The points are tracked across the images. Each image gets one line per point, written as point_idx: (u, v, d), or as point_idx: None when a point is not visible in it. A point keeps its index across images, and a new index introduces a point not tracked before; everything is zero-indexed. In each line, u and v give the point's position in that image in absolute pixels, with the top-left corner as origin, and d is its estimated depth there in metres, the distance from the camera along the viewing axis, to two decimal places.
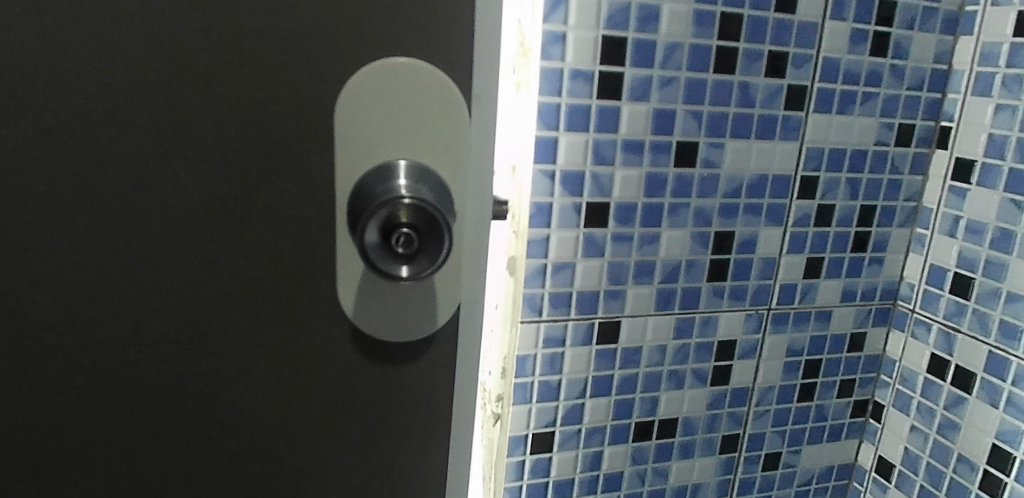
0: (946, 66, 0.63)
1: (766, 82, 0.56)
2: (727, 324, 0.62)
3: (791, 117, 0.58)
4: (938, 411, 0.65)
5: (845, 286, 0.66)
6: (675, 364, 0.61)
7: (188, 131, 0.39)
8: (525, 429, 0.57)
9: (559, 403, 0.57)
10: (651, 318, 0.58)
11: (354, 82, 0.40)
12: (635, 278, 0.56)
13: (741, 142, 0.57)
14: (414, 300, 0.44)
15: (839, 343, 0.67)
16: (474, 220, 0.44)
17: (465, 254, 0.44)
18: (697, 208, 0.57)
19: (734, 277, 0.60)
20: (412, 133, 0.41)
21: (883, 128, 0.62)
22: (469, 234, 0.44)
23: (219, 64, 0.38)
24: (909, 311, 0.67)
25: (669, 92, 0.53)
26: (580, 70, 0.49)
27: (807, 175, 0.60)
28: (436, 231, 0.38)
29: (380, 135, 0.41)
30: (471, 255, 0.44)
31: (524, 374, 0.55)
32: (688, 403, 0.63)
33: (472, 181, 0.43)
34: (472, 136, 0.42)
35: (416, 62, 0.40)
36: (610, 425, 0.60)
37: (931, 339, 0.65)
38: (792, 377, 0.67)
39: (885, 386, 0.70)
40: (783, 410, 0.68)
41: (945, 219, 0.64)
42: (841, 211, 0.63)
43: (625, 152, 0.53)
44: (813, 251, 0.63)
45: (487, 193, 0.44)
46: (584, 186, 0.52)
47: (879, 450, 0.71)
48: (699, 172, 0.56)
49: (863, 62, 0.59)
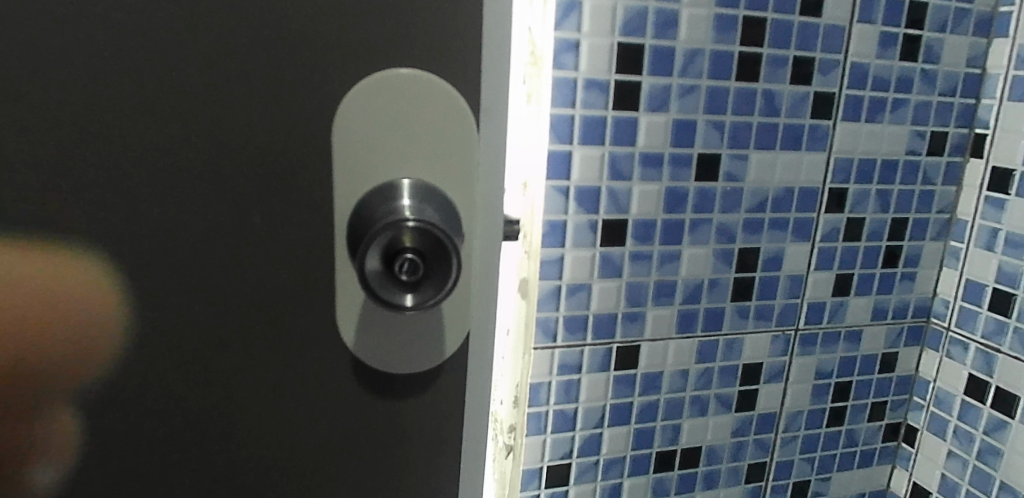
0: (979, 70, 0.59)
1: (791, 89, 0.53)
2: (752, 346, 0.58)
3: (818, 125, 0.55)
4: (977, 436, 0.61)
5: (876, 304, 0.62)
6: (698, 389, 0.57)
7: (177, 151, 0.36)
8: (540, 462, 0.54)
9: (576, 433, 0.54)
10: (672, 342, 0.55)
11: (354, 97, 0.37)
12: (655, 299, 0.53)
13: (766, 153, 0.53)
14: (421, 328, 0.41)
15: (869, 364, 0.64)
16: (485, 243, 0.40)
17: (475, 279, 0.41)
18: (719, 224, 0.53)
19: (759, 297, 0.57)
20: (418, 151, 0.38)
21: (914, 136, 0.59)
22: (478, 257, 0.40)
23: (210, 78, 0.35)
24: (944, 329, 0.63)
25: (689, 102, 0.49)
26: (594, 80, 0.46)
27: (835, 188, 0.57)
28: (444, 255, 0.35)
29: (383, 153, 0.38)
30: (481, 280, 0.41)
31: (538, 403, 0.52)
32: (712, 430, 0.59)
33: (482, 200, 0.40)
34: (481, 151, 0.39)
35: (421, 73, 0.37)
36: (629, 456, 0.56)
37: (969, 359, 0.61)
38: (821, 401, 0.63)
39: (918, 408, 0.66)
40: (812, 436, 0.64)
41: (982, 232, 0.60)
42: (871, 225, 0.59)
43: (643, 166, 0.49)
44: (842, 267, 0.59)
45: (499, 213, 0.40)
46: (600, 203, 0.49)
47: (914, 476, 0.67)
48: (721, 186, 0.52)
49: (893, 67, 0.56)
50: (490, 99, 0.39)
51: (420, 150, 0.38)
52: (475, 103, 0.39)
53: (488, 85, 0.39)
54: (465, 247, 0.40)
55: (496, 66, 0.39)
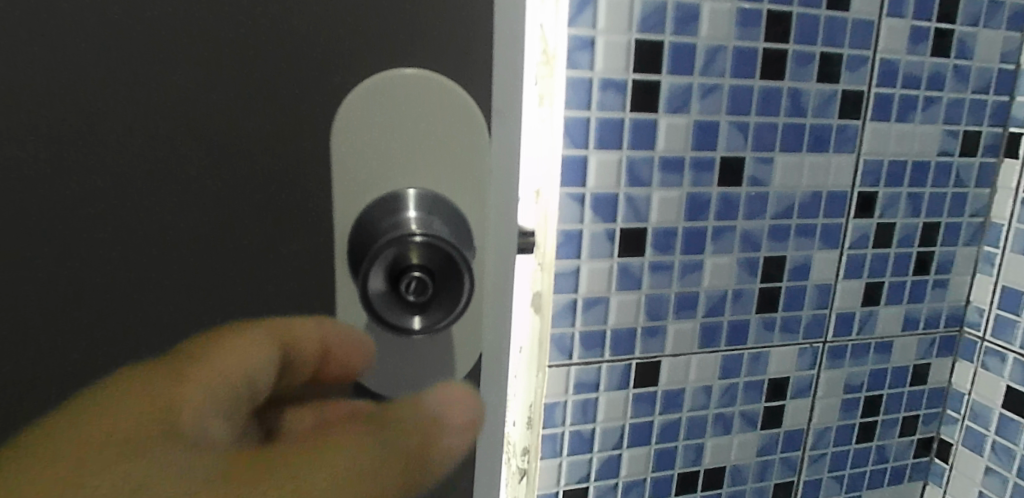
0: (1013, 66, 0.56)
1: (818, 88, 0.50)
2: (779, 360, 0.55)
3: (846, 126, 0.51)
4: (1017, 452, 0.57)
5: (907, 313, 0.59)
6: (722, 406, 0.54)
7: (172, 162, 0.34)
8: (555, 486, 0.50)
9: (594, 455, 0.51)
10: (694, 357, 0.52)
11: (356, 99, 0.34)
12: (676, 312, 0.50)
13: (792, 156, 0.50)
14: (429, 357, 0.37)
15: (900, 377, 0.60)
16: (498, 257, 0.37)
17: (488, 297, 0.37)
18: (744, 231, 0.50)
19: (786, 307, 0.54)
20: (422, 158, 0.35)
21: (946, 136, 0.56)
22: (492, 272, 0.37)
23: (206, 82, 0.33)
24: (979, 339, 0.60)
25: (711, 102, 0.46)
26: (611, 80, 0.43)
27: (865, 192, 0.54)
28: (454, 268, 0.32)
29: (386, 161, 0.35)
30: (495, 297, 0.38)
31: (553, 424, 0.49)
32: (737, 449, 0.56)
33: (494, 211, 0.37)
34: (492, 157, 0.36)
35: (425, 73, 0.35)
36: (650, 477, 0.53)
37: (1006, 371, 0.58)
38: (851, 416, 0.60)
39: (951, 422, 0.63)
40: (841, 453, 0.60)
41: (1019, 236, 0.57)
42: (902, 230, 0.56)
43: (663, 171, 0.46)
44: (872, 275, 0.56)
45: (513, 224, 0.37)
46: (618, 210, 0.46)
47: (948, 493, 0.63)
48: (746, 191, 0.49)
49: (924, 63, 0.53)
50: (503, 100, 0.36)
51: (426, 158, 0.35)
52: (486, 105, 0.36)
53: (501, 85, 0.36)
54: (477, 262, 0.37)
55: (509, 65, 0.36)
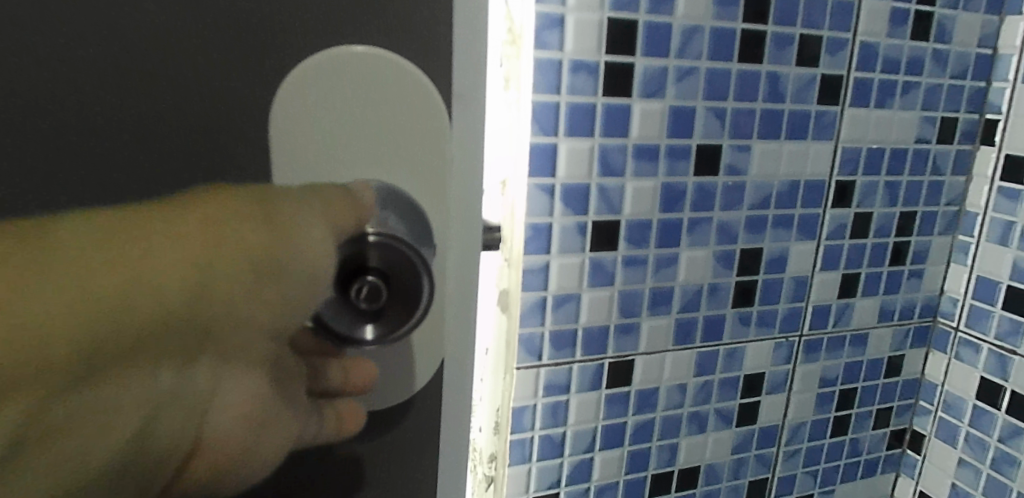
0: (991, 51, 0.55)
1: (797, 72, 0.47)
2: (754, 355, 0.53)
3: (825, 112, 0.49)
4: (991, 444, 0.57)
5: (882, 305, 0.57)
6: (697, 404, 0.52)
7: (104, 164, 0.30)
8: (525, 493, 0.48)
9: (564, 459, 0.48)
10: (669, 355, 0.49)
11: (300, 82, 0.30)
12: (650, 308, 0.47)
13: (770, 143, 0.48)
14: (385, 360, 0.34)
15: (875, 369, 0.59)
16: (461, 255, 0.34)
17: (449, 300, 0.34)
18: (720, 223, 0.48)
19: (762, 301, 0.52)
20: (375, 151, 0.31)
21: (924, 123, 0.54)
22: (453, 272, 0.34)
23: (138, 68, 0.29)
24: (953, 329, 0.59)
25: (687, 87, 0.44)
26: (582, 61, 0.40)
27: (843, 180, 0.52)
28: (414, 271, 0.29)
29: (335, 153, 0.31)
30: (457, 299, 0.35)
31: (522, 428, 0.46)
32: (712, 448, 0.54)
33: (456, 204, 0.33)
34: (452, 145, 0.33)
35: (379, 54, 0.31)
36: (623, 480, 0.51)
37: (981, 362, 0.57)
38: (825, 410, 0.58)
39: (924, 413, 0.62)
40: (815, 448, 0.59)
41: (995, 225, 0.56)
42: (879, 219, 0.55)
43: (637, 159, 0.44)
44: (849, 266, 0.54)
45: (478, 219, 0.34)
46: (590, 202, 0.43)
47: (920, 485, 0.63)
48: (722, 180, 0.47)
49: (903, 46, 0.51)
50: (466, 84, 0.32)
51: (379, 152, 0.32)
52: (447, 88, 0.32)
53: (462, 67, 0.32)
54: (437, 262, 0.33)
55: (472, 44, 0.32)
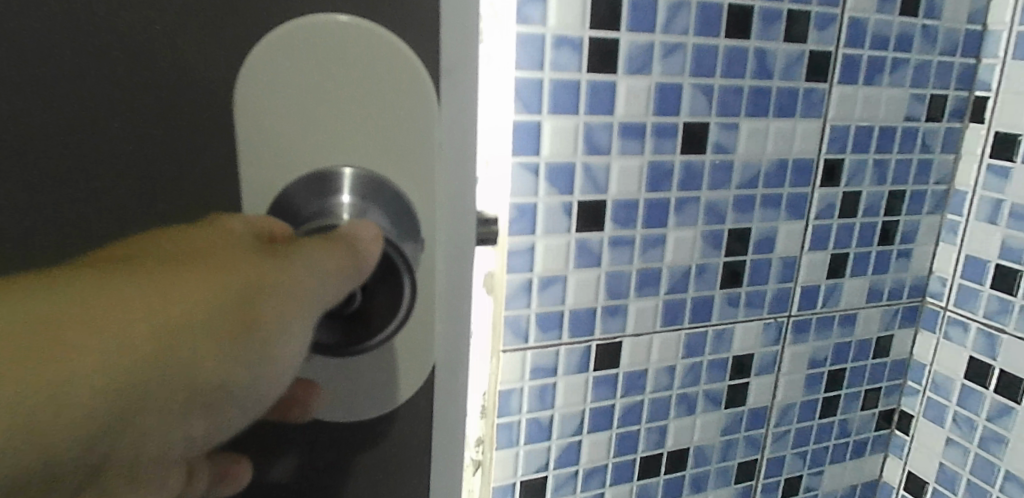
0: (980, 27, 0.54)
1: (785, 48, 0.47)
2: (743, 336, 0.52)
3: (813, 90, 0.49)
4: (979, 423, 0.57)
5: (871, 285, 0.57)
6: (685, 386, 0.51)
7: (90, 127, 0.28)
8: (512, 477, 0.47)
9: (552, 442, 0.48)
10: (657, 337, 0.49)
11: (267, 48, 0.28)
12: (637, 289, 0.47)
13: (758, 121, 0.47)
14: (359, 373, 0.31)
15: (864, 350, 0.59)
16: (452, 254, 0.31)
17: (438, 303, 0.31)
18: (708, 203, 0.47)
19: (751, 282, 0.51)
20: (353, 130, 0.29)
21: (913, 100, 0.53)
22: (442, 268, 0.31)
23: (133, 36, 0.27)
24: (941, 309, 0.59)
25: (673, 63, 0.43)
26: (566, 37, 0.39)
27: (831, 159, 0.51)
28: (395, 271, 0.27)
29: (312, 133, 0.28)
30: (449, 300, 0.32)
31: (509, 413, 0.46)
32: (700, 429, 0.54)
33: (445, 195, 0.30)
34: (444, 131, 0.30)
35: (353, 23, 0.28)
36: (611, 463, 0.51)
37: (969, 341, 0.57)
38: (814, 391, 0.58)
39: (913, 393, 0.62)
40: (804, 429, 0.59)
41: (983, 204, 0.55)
42: (867, 199, 0.54)
43: (623, 138, 0.43)
44: (837, 246, 0.54)
45: (471, 209, 0.31)
46: (575, 182, 0.42)
47: (908, 465, 0.63)
48: (710, 159, 0.46)
49: (892, 23, 0.50)
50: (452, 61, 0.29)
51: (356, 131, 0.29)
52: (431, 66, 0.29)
53: (446, 42, 0.29)
54: (424, 256, 0.30)
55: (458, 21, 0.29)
